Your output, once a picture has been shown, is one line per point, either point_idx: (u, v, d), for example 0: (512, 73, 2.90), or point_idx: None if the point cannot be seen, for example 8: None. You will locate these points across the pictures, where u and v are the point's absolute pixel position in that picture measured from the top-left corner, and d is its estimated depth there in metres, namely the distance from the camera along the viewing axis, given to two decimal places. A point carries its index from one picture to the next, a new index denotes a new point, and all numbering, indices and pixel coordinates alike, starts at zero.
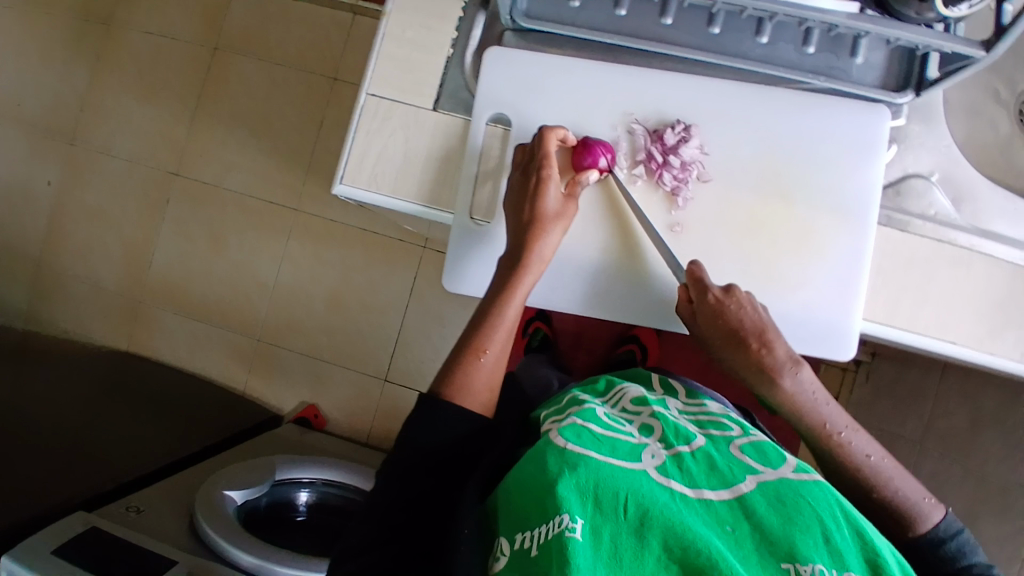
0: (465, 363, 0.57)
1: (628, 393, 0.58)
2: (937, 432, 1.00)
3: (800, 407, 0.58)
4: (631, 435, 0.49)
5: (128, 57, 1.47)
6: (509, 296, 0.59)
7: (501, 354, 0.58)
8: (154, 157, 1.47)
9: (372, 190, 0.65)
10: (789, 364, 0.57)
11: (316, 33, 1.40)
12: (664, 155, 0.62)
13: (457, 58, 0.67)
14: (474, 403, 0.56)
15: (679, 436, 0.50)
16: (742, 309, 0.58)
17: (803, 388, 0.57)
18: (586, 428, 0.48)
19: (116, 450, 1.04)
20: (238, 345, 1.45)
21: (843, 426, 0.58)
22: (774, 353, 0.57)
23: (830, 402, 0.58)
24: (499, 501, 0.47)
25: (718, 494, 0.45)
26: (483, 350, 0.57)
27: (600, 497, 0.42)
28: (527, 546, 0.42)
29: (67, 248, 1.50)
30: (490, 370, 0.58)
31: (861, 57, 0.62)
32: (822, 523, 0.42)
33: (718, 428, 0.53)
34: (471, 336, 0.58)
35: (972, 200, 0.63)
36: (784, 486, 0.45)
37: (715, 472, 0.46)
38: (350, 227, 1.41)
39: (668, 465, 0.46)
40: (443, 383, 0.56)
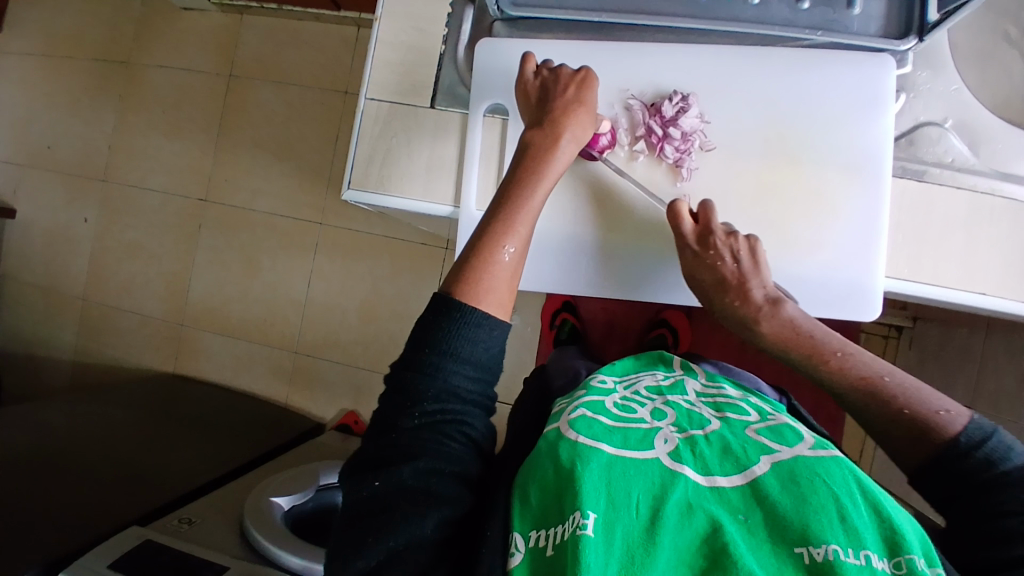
0: (486, 254, 0.51)
1: (640, 381, 0.57)
2: (988, 391, 0.96)
3: (789, 344, 0.57)
4: (643, 422, 0.48)
5: (150, 94, 1.54)
6: (517, 212, 0.53)
7: (523, 252, 0.53)
8: (183, 188, 1.53)
9: (379, 191, 0.66)
10: (766, 307, 0.58)
11: (324, 51, 1.44)
12: (665, 127, 0.61)
13: (449, 54, 0.68)
14: (497, 307, 0.49)
15: (693, 421, 0.48)
16: (721, 258, 0.59)
17: (789, 324, 0.57)
18: (597, 420, 0.47)
19: (166, 468, 1.08)
20: (277, 361, 1.49)
21: (835, 348, 0.55)
22: (753, 296, 0.59)
23: (823, 330, 0.57)
24: (519, 495, 0.43)
25: (730, 479, 0.42)
26: (506, 245, 0.51)
27: (613, 493, 0.40)
28: (543, 545, 0.40)
29: (110, 281, 1.57)
30: (511, 270, 0.51)
31: (857, 8, 0.61)
32: (838, 501, 0.38)
33: (736, 411, 0.50)
34: (492, 225, 0.52)
35: (989, 142, 0.61)
36: (800, 465, 0.42)
37: (729, 455, 0.43)
38: (373, 236, 1.44)
39: (681, 450, 0.44)
40: (459, 280, 0.49)
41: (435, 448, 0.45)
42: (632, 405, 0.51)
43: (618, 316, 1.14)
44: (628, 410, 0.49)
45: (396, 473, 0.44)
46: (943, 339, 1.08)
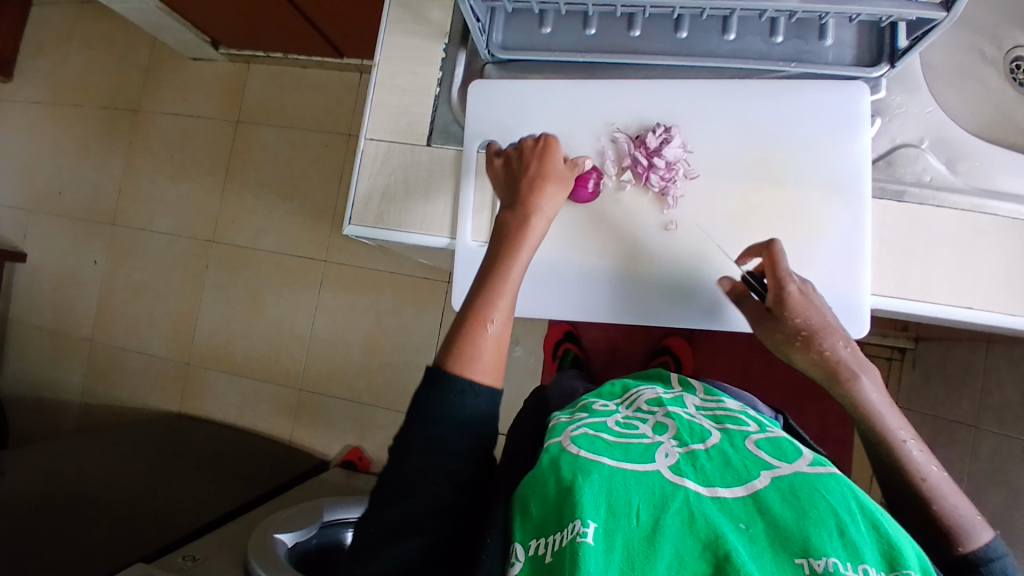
0: (469, 332, 0.52)
1: (641, 397, 0.58)
2: (991, 408, 0.96)
3: (869, 413, 0.55)
4: (645, 436, 0.48)
5: (159, 141, 1.60)
6: (498, 287, 0.54)
7: (508, 322, 0.54)
8: (191, 229, 1.57)
9: (379, 226, 0.69)
10: (852, 363, 0.57)
11: (328, 97, 1.50)
12: (649, 158, 0.64)
13: (445, 95, 0.71)
14: (485, 378, 0.50)
15: (694, 434, 0.49)
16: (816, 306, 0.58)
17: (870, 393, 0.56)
18: (598, 437, 0.48)
19: (171, 507, 1.08)
20: (283, 397, 1.50)
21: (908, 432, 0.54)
22: (841, 351, 0.58)
23: (895, 409, 0.56)
24: (517, 508, 0.45)
25: (732, 491, 0.42)
26: (488, 320, 0.52)
27: (613, 503, 0.41)
28: (542, 552, 0.41)
29: (119, 323, 1.60)
30: (497, 339, 0.53)
31: (829, 39, 0.64)
32: (837, 515, 0.39)
33: (735, 423, 0.51)
34: (474, 305, 0.53)
35: (965, 160, 0.63)
36: (799, 479, 0.42)
37: (730, 468, 0.44)
38: (377, 272, 1.47)
39: (682, 463, 0.45)
40: (447, 353, 0.51)
41: (427, 477, 0.47)
42: (633, 422, 0.52)
43: (619, 343, 1.15)
44: (629, 427, 0.50)
45: (394, 507, 0.46)
46: (944, 357, 1.09)
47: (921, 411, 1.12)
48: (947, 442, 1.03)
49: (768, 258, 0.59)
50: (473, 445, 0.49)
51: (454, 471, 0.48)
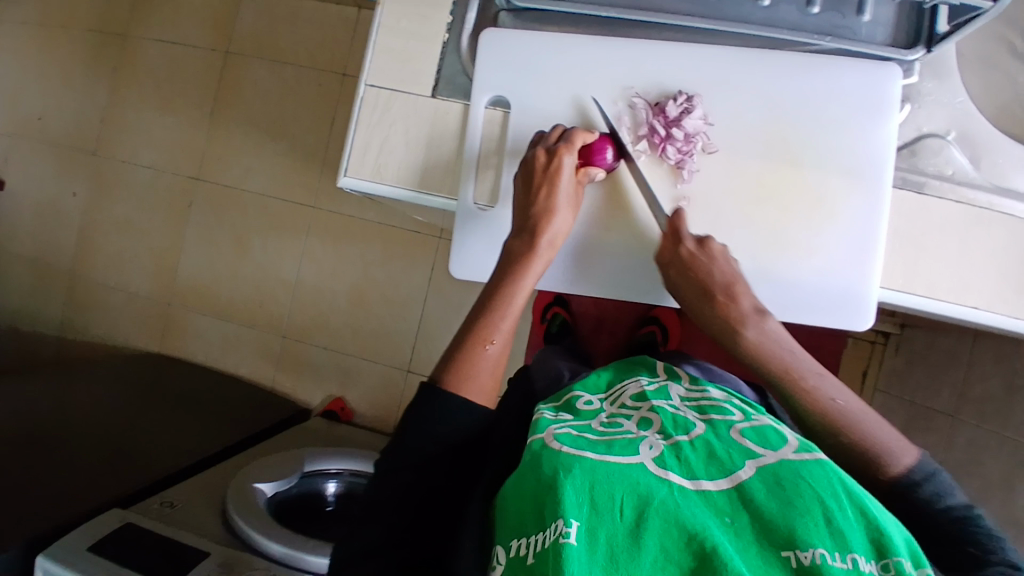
0: (469, 350, 0.55)
1: (626, 392, 0.56)
2: (971, 400, 0.97)
3: (763, 355, 0.56)
4: (628, 432, 0.47)
5: (142, 67, 1.50)
6: (503, 308, 0.56)
7: (507, 343, 0.56)
8: (175, 165, 1.50)
9: (376, 181, 0.65)
10: (752, 316, 0.57)
11: (323, 31, 1.41)
12: (667, 128, 0.61)
13: (453, 44, 0.67)
14: (480, 396, 0.54)
15: (677, 426, 0.48)
16: (714, 262, 0.58)
17: (768, 336, 0.57)
18: (582, 437, 0.46)
19: (151, 450, 1.07)
20: (266, 344, 1.48)
21: (810, 370, 0.55)
22: (738, 304, 0.57)
23: (796, 349, 0.57)
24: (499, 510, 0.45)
25: (716, 483, 0.42)
26: (489, 340, 0.55)
27: (596, 497, 0.40)
28: (524, 553, 0.40)
29: (98, 258, 1.55)
30: (496, 360, 0.56)
31: (867, 15, 0.60)
32: (824, 504, 0.39)
33: (720, 413, 0.50)
34: (477, 323, 0.56)
35: (991, 156, 0.61)
36: (784, 468, 0.42)
37: (714, 459, 0.43)
38: (367, 222, 1.42)
39: (666, 456, 0.44)
40: (445, 369, 0.55)
41: (414, 485, 0.53)
42: (618, 419, 0.50)
43: (610, 313, 1.15)
44: (614, 426, 0.49)
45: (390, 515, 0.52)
46: (929, 345, 1.10)
47: (901, 397, 1.13)
48: (923, 429, 1.05)
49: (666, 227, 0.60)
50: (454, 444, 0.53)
51: (434, 479, 0.53)
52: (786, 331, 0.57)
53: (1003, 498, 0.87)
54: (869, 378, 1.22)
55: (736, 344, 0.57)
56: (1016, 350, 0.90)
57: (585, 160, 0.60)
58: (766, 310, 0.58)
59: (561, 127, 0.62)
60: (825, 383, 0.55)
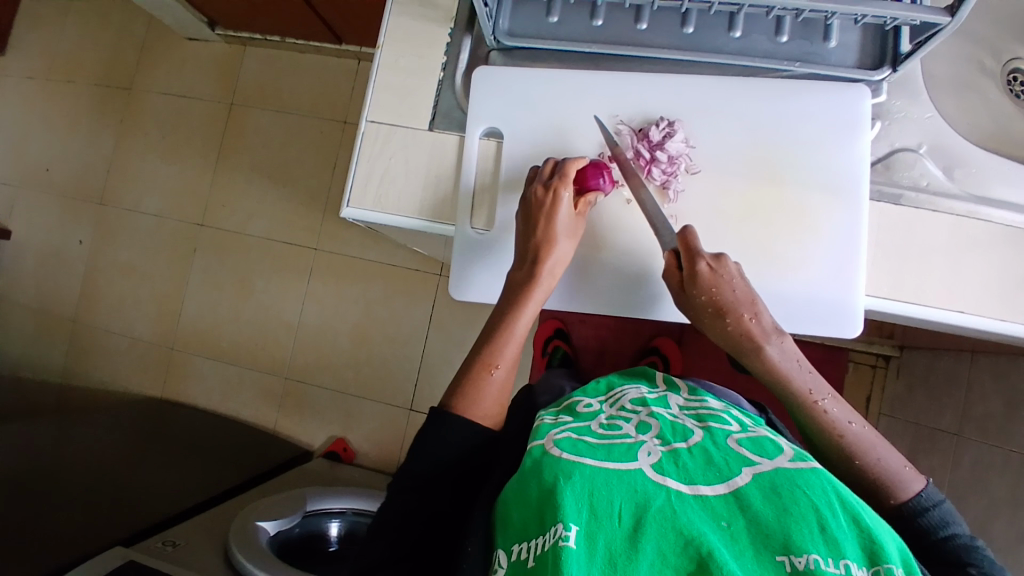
0: (476, 376, 0.58)
1: (625, 396, 0.57)
2: (973, 417, 0.97)
3: (784, 377, 0.59)
4: (628, 436, 0.48)
5: (151, 120, 1.57)
6: (506, 337, 0.59)
7: (512, 370, 0.60)
8: (180, 211, 1.54)
9: (376, 209, 0.68)
10: (774, 333, 0.59)
11: (325, 82, 1.48)
12: (652, 151, 0.64)
13: (448, 80, 0.71)
14: (484, 419, 0.57)
15: (676, 432, 0.48)
16: (732, 281, 0.59)
17: (786, 357, 0.59)
18: (581, 440, 0.48)
19: (152, 491, 1.07)
20: (268, 385, 1.48)
21: (826, 393, 0.58)
22: (762, 321, 0.58)
23: (812, 371, 0.59)
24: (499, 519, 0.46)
25: (713, 488, 0.42)
26: (494, 365, 0.58)
27: (595, 504, 0.41)
28: (525, 557, 0.41)
29: (103, 304, 1.57)
30: (501, 385, 0.59)
31: (833, 41, 0.65)
32: (818, 512, 0.39)
33: (718, 421, 0.50)
34: (484, 350, 0.59)
35: (964, 167, 0.64)
36: (780, 476, 0.42)
37: (711, 466, 0.44)
38: (368, 262, 1.45)
39: (664, 462, 0.44)
40: (453, 394, 0.58)
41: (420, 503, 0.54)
42: (617, 423, 0.51)
43: (609, 343, 1.17)
44: (612, 428, 0.50)
45: (397, 534, 0.54)
46: (930, 367, 1.10)
47: (905, 418, 1.13)
48: (929, 450, 1.05)
49: (678, 243, 0.60)
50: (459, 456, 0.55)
51: (440, 499, 0.55)
52: (802, 353, 0.60)
53: (1014, 515, 0.86)
54: (871, 402, 1.22)
55: (757, 362, 0.59)
56: (1012, 364, 0.91)
57: (582, 187, 0.62)
58: (783, 328, 0.60)
59: (553, 159, 0.64)
60: (838, 408, 0.58)
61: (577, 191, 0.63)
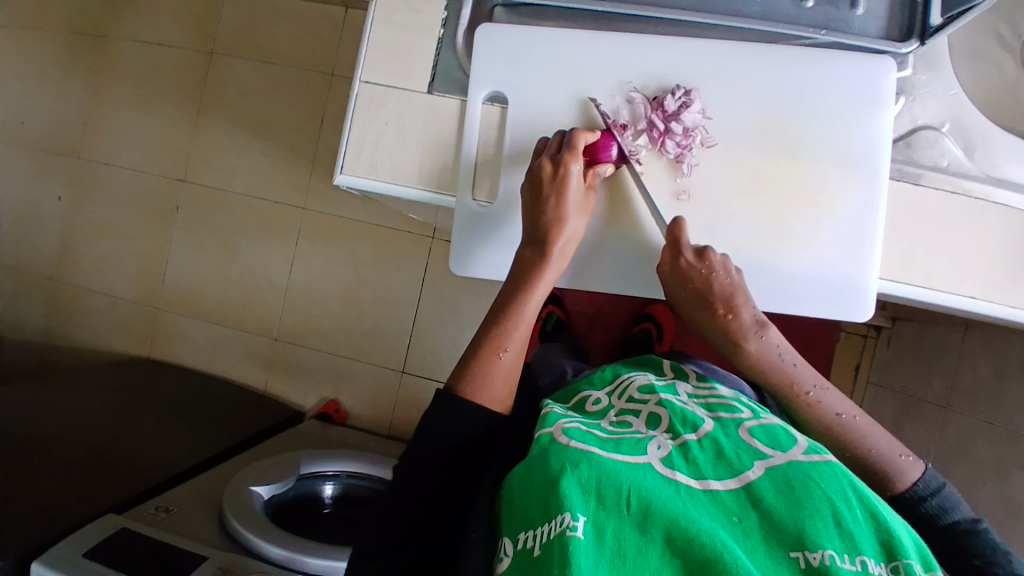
0: (484, 359, 0.56)
1: (634, 383, 0.56)
2: (963, 390, 0.98)
3: (765, 370, 0.60)
4: (637, 431, 0.47)
5: (125, 68, 1.48)
6: (516, 319, 0.58)
7: (519, 353, 0.58)
8: (160, 167, 1.48)
9: (372, 178, 0.64)
10: (753, 327, 0.59)
11: (310, 30, 1.39)
12: (666, 122, 0.61)
13: (448, 39, 0.66)
14: (492, 403, 0.56)
15: (686, 422, 0.48)
16: (713, 273, 0.58)
17: (769, 348, 0.60)
18: (589, 430, 0.47)
19: (141, 456, 1.05)
20: (257, 347, 1.46)
21: (811, 384, 0.59)
22: (739, 318, 0.59)
23: (799, 362, 0.60)
24: (505, 502, 0.45)
25: (725, 482, 0.42)
26: (502, 348, 0.57)
27: (603, 492, 0.40)
28: (531, 545, 0.40)
29: (82, 262, 1.52)
30: (509, 368, 0.57)
31: (860, 9, 0.61)
32: (833, 505, 0.39)
33: (728, 410, 0.50)
34: (492, 331, 0.58)
35: (985, 146, 0.62)
36: (794, 469, 0.42)
37: (722, 460, 0.43)
38: (358, 222, 1.41)
39: (674, 456, 0.44)
40: (459, 378, 0.56)
41: (416, 483, 0.54)
42: (627, 418, 0.50)
43: (603, 309, 1.16)
44: (623, 425, 0.49)
45: (397, 515, 0.53)
46: (920, 337, 1.11)
47: (892, 387, 1.15)
48: (915, 418, 1.07)
49: (666, 237, 0.59)
50: (461, 438, 0.54)
51: (434, 477, 0.54)
52: (784, 342, 0.61)
53: (997, 485, 0.89)
54: (861, 371, 1.24)
55: (740, 359, 0.61)
56: (1006, 340, 0.91)
57: (593, 158, 0.60)
58: (766, 318, 0.60)
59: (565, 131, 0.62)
60: (829, 398, 0.58)
61: (588, 163, 0.61)
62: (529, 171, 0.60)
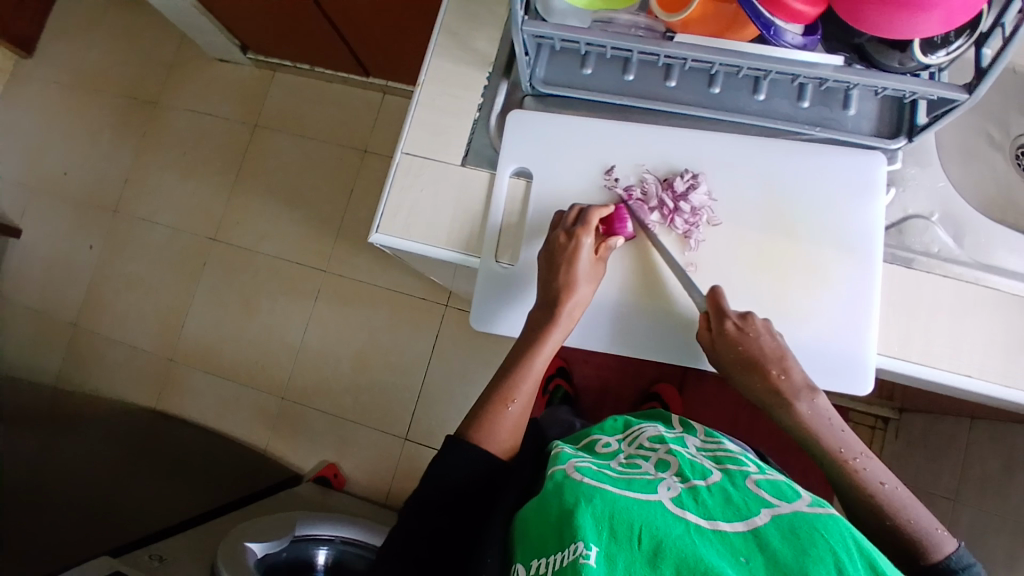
0: (492, 411, 0.60)
1: (644, 434, 0.58)
2: (972, 483, 0.97)
3: (815, 433, 0.61)
4: (646, 473, 0.49)
5: (176, 137, 1.61)
6: (523, 373, 0.62)
7: (527, 407, 0.62)
8: (195, 226, 1.57)
9: (405, 237, 0.70)
10: (805, 390, 0.61)
11: (349, 112, 1.53)
12: (676, 201, 0.67)
13: (482, 122, 0.74)
14: (496, 450, 0.58)
15: (695, 471, 0.49)
16: (759, 336, 0.61)
17: (819, 413, 0.61)
18: (601, 471, 0.48)
19: (141, 507, 1.05)
20: (264, 405, 1.47)
21: (858, 451, 0.60)
22: (791, 378, 0.61)
23: (845, 429, 0.61)
24: (517, 533, 0.47)
25: (732, 526, 0.42)
26: (510, 401, 0.61)
27: (616, 526, 0.41)
28: (543, 572, 0.41)
29: (107, 312, 1.57)
30: (515, 420, 0.61)
31: (853, 109, 0.68)
32: (837, 554, 0.39)
33: (736, 463, 0.51)
34: (501, 386, 0.62)
35: (973, 236, 0.67)
36: (799, 518, 0.42)
37: (730, 505, 0.44)
38: (376, 287, 1.47)
39: (684, 498, 0.45)
40: (470, 426, 0.60)
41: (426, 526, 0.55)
42: (636, 461, 0.52)
43: (610, 384, 1.18)
44: (632, 466, 0.50)
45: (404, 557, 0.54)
46: (927, 429, 1.11)
47: (902, 480, 1.13)
48: None
49: (705, 303, 0.63)
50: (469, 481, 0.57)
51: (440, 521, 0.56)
52: (835, 410, 0.62)
53: None
54: None
55: (789, 419, 0.62)
56: (1012, 432, 0.92)
57: (608, 231, 0.66)
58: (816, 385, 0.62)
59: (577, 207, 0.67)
60: (872, 467, 0.59)
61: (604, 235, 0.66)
62: (546, 243, 0.65)
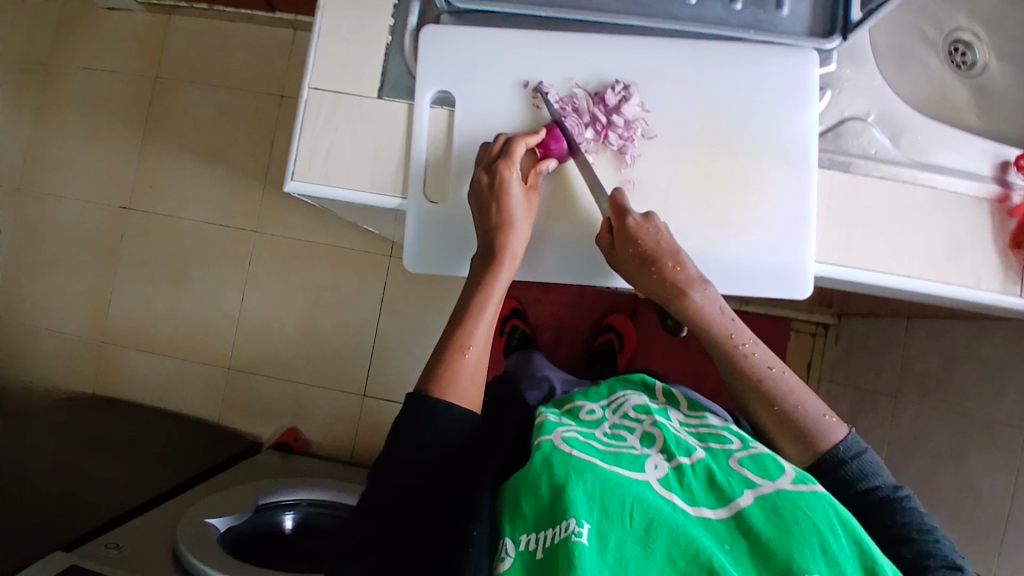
0: (449, 360, 0.56)
1: (629, 402, 0.59)
2: (910, 378, 1.02)
3: (705, 321, 0.61)
4: (632, 448, 0.51)
5: (69, 97, 1.44)
6: (477, 316, 0.58)
7: (483, 353, 0.58)
8: (106, 196, 1.43)
9: (326, 185, 0.64)
10: (697, 281, 0.60)
11: (259, 53, 1.39)
12: (608, 115, 0.63)
13: (396, 45, 0.67)
14: (464, 401, 0.55)
15: (680, 445, 0.51)
16: (659, 233, 0.59)
17: (710, 302, 0.61)
18: (589, 443, 0.51)
19: (90, 498, 0.99)
20: (213, 379, 1.41)
21: (747, 339, 0.62)
22: (685, 270, 0.60)
23: (736, 318, 0.62)
24: (506, 502, 0.47)
25: (716, 512, 0.45)
26: (466, 346, 0.57)
27: (606, 502, 0.44)
28: (533, 548, 0.43)
29: (24, 299, 1.44)
30: (475, 368, 0.57)
31: (786, 10, 0.65)
32: (820, 533, 0.42)
33: (719, 441, 0.52)
34: (454, 334, 0.58)
35: (910, 133, 0.66)
36: (783, 498, 0.44)
37: (715, 487, 0.47)
38: (314, 244, 1.39)
39: (670, 479, 0.47)
40: (427, 379, 0.56)
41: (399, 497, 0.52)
42: (621, 433, 0.54)
43: (564, 319, 1.17)
44: (618, 438, 0.53)
45: (376, 529, 0.51)
46: (866, 331, 1.16)
47: (846, 380, 1.18)
48: (869, 411, 1.10)
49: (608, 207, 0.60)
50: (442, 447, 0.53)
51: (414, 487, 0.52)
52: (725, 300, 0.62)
53: (954, 469, 0.91)
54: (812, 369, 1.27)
55: (680, 309, 0.61)
56: (946, 326, 0.96)
57: (542, 152, 0.63)
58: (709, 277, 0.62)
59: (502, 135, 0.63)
60: (759, 352, 0.62)
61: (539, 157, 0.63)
62: (474, 179, 0.61)
